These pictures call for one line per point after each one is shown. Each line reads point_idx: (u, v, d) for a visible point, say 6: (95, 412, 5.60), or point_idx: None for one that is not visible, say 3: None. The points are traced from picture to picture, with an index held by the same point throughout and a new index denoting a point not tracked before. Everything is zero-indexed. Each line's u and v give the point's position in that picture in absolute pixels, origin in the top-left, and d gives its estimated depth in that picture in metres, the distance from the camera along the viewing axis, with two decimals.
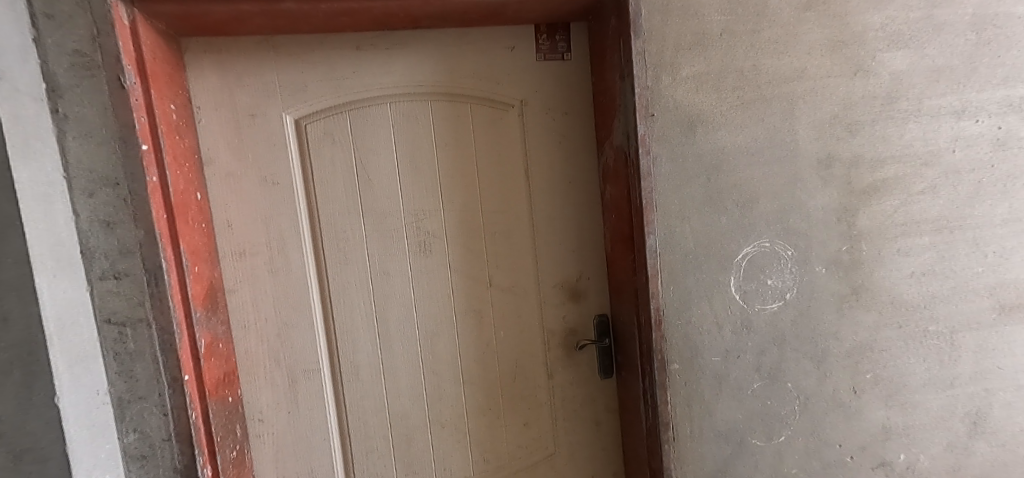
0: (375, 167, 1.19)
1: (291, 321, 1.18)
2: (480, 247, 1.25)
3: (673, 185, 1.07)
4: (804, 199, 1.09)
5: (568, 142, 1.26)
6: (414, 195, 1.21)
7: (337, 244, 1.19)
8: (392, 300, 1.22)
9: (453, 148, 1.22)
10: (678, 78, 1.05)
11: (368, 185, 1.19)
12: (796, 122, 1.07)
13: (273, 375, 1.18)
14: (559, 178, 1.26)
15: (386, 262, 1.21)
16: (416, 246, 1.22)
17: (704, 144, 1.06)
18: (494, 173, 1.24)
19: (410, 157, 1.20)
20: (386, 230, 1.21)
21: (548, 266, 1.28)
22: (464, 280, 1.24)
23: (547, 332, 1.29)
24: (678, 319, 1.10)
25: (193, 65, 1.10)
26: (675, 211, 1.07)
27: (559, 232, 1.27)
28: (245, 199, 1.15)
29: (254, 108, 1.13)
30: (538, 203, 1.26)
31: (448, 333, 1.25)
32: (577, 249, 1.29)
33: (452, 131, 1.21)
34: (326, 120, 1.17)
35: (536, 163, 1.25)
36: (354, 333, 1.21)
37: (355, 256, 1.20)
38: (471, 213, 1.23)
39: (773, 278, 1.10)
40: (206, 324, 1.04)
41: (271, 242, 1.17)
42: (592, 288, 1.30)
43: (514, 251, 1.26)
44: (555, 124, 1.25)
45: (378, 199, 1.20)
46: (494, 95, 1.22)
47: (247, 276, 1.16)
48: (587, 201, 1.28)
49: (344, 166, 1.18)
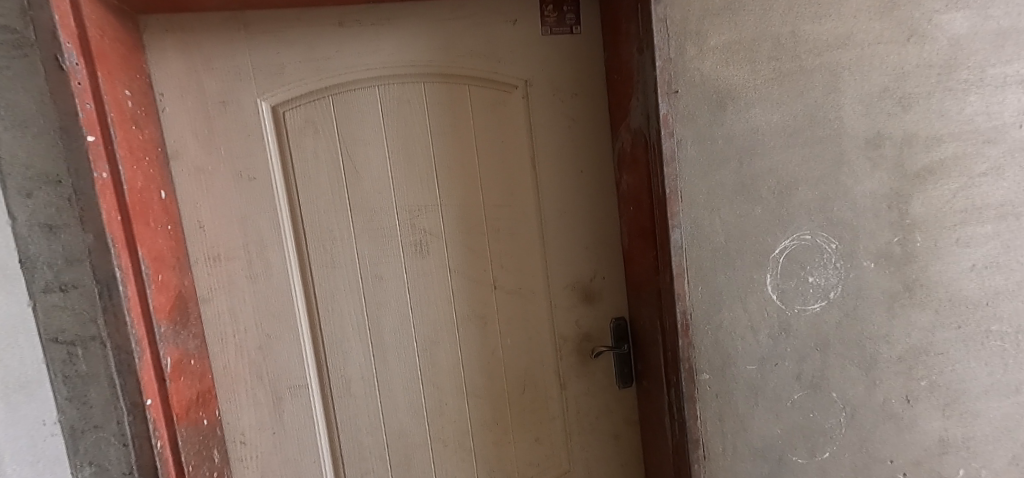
0: (363, 159, 1.06)
1: (272, 332, 1.06)
2: (483, 245, 1.12)
3: (700, 171, 0.94)
4: (850, 184, 0.96)
5: (578, 126, 1.13)
6: (407, 189, 1.08)
7: (323, 245, 1.07)
8: (386, 306, 1.10)
9: (450, 135, 1.09)
10: (706, 48, 0.92)
11: (356, 179, 1.06)
12: (841, 96, 0.94)
13: (255, 392, 1.06)
14: (570, 167, 1.13)
15: (379, 264, 1.09)
16: (411, 246, 1.09)
17: (736, 124, 0.94)
18: (496, 163, 1.11)
19: (402, 146, 1.07)
20: (376, 229, 1.08)
21: (559, 266, 1.15)
22: (466, 282, 1.12)
23: (559, 339, 1.16)
24: (707, 323, 0.97)
25: (153, 47, 0.97)
26: (703, 202, 0.95)
27: (571, 227, 1.14)
28: (217, 198, 1.02)
29: (224, 94, 1.01)
30: (546, 195, 1.13)
31: (449, 341, 1.12)
32: (591, 245, 1.15)
33: (449, 117, 1.08)
34: (307, 106, 1.04)
35: (543, 151, 1.12)
36: (344, 344, 1.09)
37: (344, 258, 1.08)
38: (472, 207, 1.11)
39: (815, 275, 0.97)
40: (173, 339, 0.91)
41: (249, 244, 1.04)
42: (608, 289, 1.17)
43: (521, 249, 1.13)
44: (564, 106, 1.12)
45: (367, 195, 1.07)
46: (495, 76, 1.09)
47: (223, 283, 1.03)
48: (601, 192, 1.14)
49: (328, 158, 1.05)
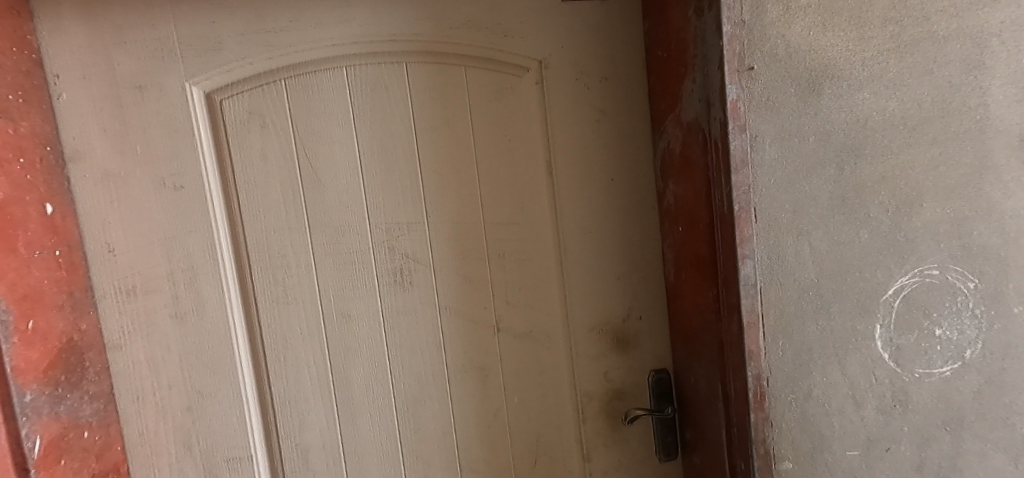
0: (328, 162, 0.81)
1: (207, 389, 0.81)
2: (484, 275, 0.85)
3: (785, 179, 0.68)
4: (997, 198, 0.70)
5: (608, 120, 0.86)
6: (384, 202, 0.83)
7: (274, 275, 0.82)
8: (357, 354, 0.84)
9: (442, 132, 0.83)
10: (794, 7, 0.66)
11: (317, 189, 0.81)
12: (986, 74, 0.69)
13: (181, 467, 0.81)
14: (598, 173, 0.86)
15: (348, 299, 0.83)
16: (389, 275, 0.84)
17: (835, 113, 0.68)
18: (501, 169, 0.85)
19: (379, 145, 0.82)
20: (343, 254, 0.83)
21: (581, 303, 0.87)
22: (461, 324, 0.86)
23: (581, 397, 0.89)
24: (790, 391, 0.70)
25: (46, 13, 0.73)
26: (786, 223, 0.69)
27: (598, 251, 0.87)
28: (131, 213, 0.77)
29: (142, 77, 0.76)
30: (566, 209, 0.86)
31: (440, 400, 0.86)
32: (624, 274, 0.88)
33: (440, 107, 0.83)
34: (253, 93, 0.79)
35: (561, 152, 0.85)
36: (303, 404, 0.84)
37: (301, 292, 0.82)
38: (469, 225, 0.85)
39: (943, 327, 0.71)
40: (55, 408, 0.67)
41: (175, 274, 0.79)
42: (646, 332, 0.89)
43: (532, 278, 0.87)
44: (590, 94, 0.85)
45: (332, 209, 0.82)
46: (499, 54, 0.83)
47: (140, 325, 0.79)
48: (638, 206, 0.87)
49: (280, 161, 0.80)
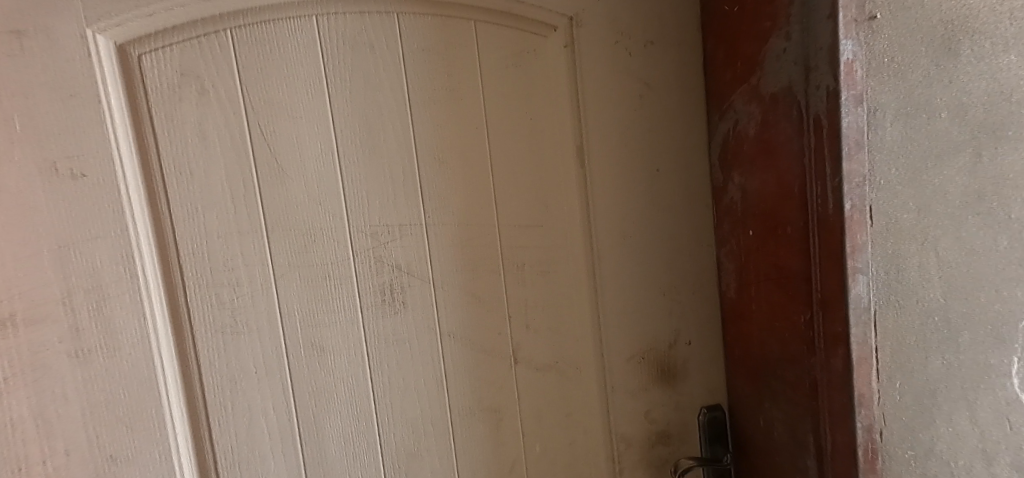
0: (294, 147, 0.61)
1: (123, 452, 0.60)
2: (499, 292, 0.67)
3: (911, 169, 0.52)
4: None
5: (654, 96, 0.68)
6: (371, 199, 0.63)
7: (218, 297, 0.61)
8: (333, 398, 0.64)
9: (446, 108, 0.64)
10: None
11: (280, 182, 0.61)
12: None
13: None
14: (640, 163, 0.69)
15: (321, 326, 0.63)
16: (376, 295, 0.64)
17: (975, 82, 0.52)
18: (521, 157, 0.66)
19: (362, 124, 0.62)
20: (313, 266, 0.63)
21: (619, 326, 0.70)
22: (469, 354, 0.67)
23: (617, 442, 0.72)
24: (907, 446, 0.55)
25: None
26: (910, 228, 0.53)
27: (639, 261, 0.70)
28: (6, 212, 0.55)
29: (21, 19, 0.54)
30: (600, 208, 0.68)
31: (443, 453, 0.68)
32: (671, 289, 0.71)
33: (443, 73, 0.63)
34: (187, 47, 0.58)
35: (595, 136, 0.68)
36: (259, 465, 0.64)
37: (257, 318, 0.62)
38: (480, 228, 0.66)
39: None
40: None
41: (74, 296, 0.57)
42: (696, 361, 0.72)
43: (558, 296, 0.69)
44: (632, 62, 0.68)
45: (299, 209, 0.62)
46: (520, 6, 0.64)
47: (22, 369, 0.56)
48: (688, 204, 0.70)
49: (226, 143, 0.60)
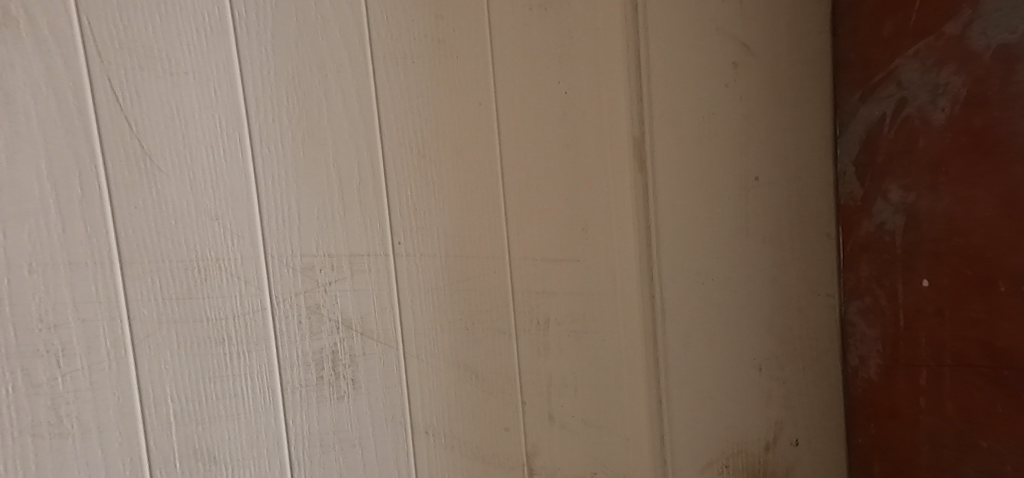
0: (173, 127, 0.37)
1: None
2: (510, 365, 0.43)
3: None
4: None
5: (756, 65, 0.44)
6: (310, 219, 0.39)
7: (21, 373, 0.35)
8: None
9: (435, 72, 0.40)
10: None
11: (146, 183, 0.37)
12: None
13: None
14: (733, 169, 0.44)
15: (211, 422, 0.38)
16: (312, 372, 0.40)
17: None
18: (548, 153, 0.42)
19: (298, 95, 0.38)
20: (204, 324, 0.38)
21: (688, 418, 0.46)
22: (457, 461, 0.43)
23: None
24: None
25: None
26: None
27: (725, 320, 0.45)
28: None
29: None
30: (668, 238, 0.44)
31: None
32: (770, 361, 0.47)
33: (428, 15, 0.40)
34: None
35: (665, 125, 0.43)
36: None
37: (96, 413, 0.37)
38: (482, 263, 0.42)
39: None
40: None
41: None
42: (803, 471, 0.48)
43: (599, 371, 0.44)
44: (726, 9, 0.43)
45: (179, 230, 0.37)
46: None
47: None
48: (802, 233, 0.46)
49: (48, 114, 0.35)
